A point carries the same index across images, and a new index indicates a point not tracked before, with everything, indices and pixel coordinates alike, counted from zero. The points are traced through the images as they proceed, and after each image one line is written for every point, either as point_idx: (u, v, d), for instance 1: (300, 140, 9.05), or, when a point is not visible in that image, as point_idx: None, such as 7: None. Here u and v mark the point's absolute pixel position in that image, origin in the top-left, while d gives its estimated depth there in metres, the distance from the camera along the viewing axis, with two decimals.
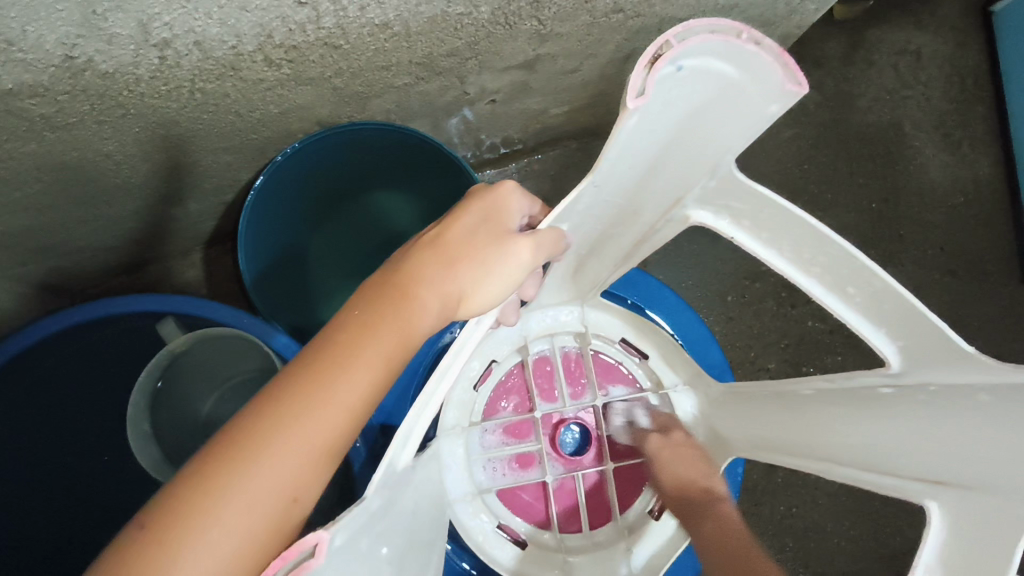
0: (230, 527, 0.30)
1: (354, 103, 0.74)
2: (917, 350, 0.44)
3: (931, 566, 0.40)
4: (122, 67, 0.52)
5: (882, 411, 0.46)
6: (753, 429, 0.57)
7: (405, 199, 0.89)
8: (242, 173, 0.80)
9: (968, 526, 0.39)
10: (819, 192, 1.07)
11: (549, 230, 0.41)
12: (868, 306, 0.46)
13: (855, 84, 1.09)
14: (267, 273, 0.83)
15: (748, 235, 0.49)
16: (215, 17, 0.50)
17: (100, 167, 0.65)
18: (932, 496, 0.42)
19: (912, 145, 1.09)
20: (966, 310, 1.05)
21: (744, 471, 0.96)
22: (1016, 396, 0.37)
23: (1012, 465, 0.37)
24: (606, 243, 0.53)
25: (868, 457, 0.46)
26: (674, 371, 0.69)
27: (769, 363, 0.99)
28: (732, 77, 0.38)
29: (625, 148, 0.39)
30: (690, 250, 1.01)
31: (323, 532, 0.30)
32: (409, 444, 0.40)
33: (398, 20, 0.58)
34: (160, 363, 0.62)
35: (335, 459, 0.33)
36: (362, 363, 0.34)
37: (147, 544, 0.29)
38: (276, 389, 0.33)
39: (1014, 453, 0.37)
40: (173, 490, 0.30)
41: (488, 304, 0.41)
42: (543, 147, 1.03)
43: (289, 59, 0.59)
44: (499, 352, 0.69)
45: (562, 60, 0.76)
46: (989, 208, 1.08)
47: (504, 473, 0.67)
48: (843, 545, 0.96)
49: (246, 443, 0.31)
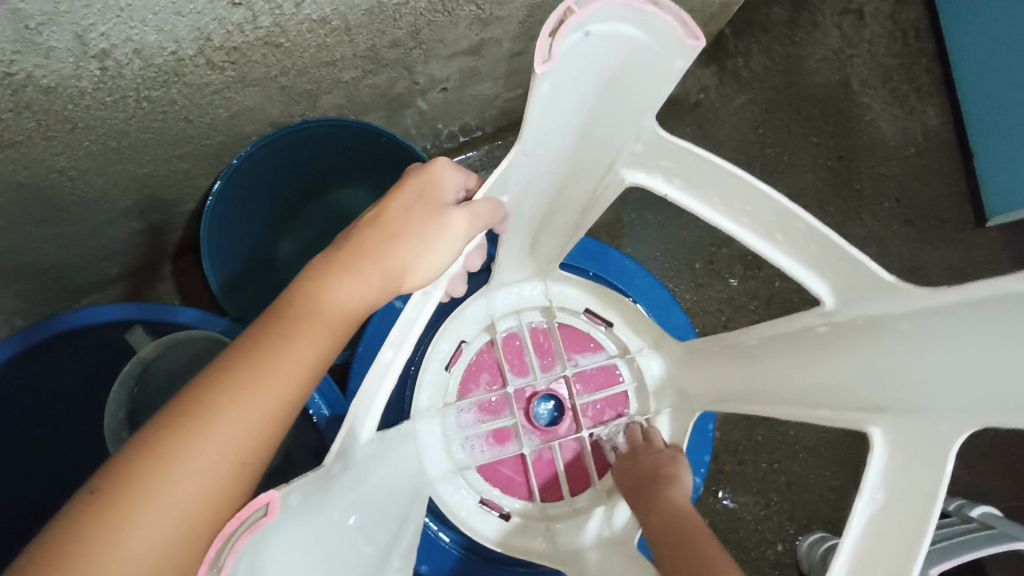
0: (180, 490, 0.31)
1: (304, 101, 0.74)
2: (844, 285, 0.46)
3: (878, 486, 0.42)
4: (64, 81, 0.53)
5: (824, 350, 0.48)
6: (715, 384, 0.60)
7: (367, 193, 0.90)
8: (201, 180, 0.81)
9: (907, 445, 0.42)
10: (775, 155, 1.09)
11: (484, 201, 0.43)
12: (797, 249, 0.48)
13: (801, 46, 1.12)
14: (236, 278, 0.84)
15: (681, 191, 0.50)
16: (151, 24, 0.51)
17: (56, 185, 0.66)
18: (874, 423, 0.45)
19: (861, 102, 1.12)
20: (926, 257, 1.08)
21: (724, 432, 0.99)
22: (930, 320, 0.40)
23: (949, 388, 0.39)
24: (553, 212, 0.55)
25: (817, 395, 0.49)
26: (639, 337, 0.71)
27: (740, 325, 1.02)
28: (638, 38, 0.39)
29: (544, 114, 0.40)
30: (655, 222, 1.03)
31: (274, 491, 0.30)
32: (372, 415, 0.42)
33: (336, 14, 0.59)
34: (133, 370, 0.64)
35: (285, 424, 0.35)
36: (305, 335, 0.36)
37: (98, 509, 0.30)
38: (225, 362, 0.34)
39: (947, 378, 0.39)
40: (122, 460, 0.31)
41: (430, 275, 0.43)
42: (503, 132, 1.04)
43: (232, 61, 0.60)
44: (467, 332, 0.71)
45: (507, 43, 0.78)
46: (940, 156, 1.11)
47: (482, 450, 0.69)
48: (826, 495, 0.99)
49: (196, 411, 0.32)
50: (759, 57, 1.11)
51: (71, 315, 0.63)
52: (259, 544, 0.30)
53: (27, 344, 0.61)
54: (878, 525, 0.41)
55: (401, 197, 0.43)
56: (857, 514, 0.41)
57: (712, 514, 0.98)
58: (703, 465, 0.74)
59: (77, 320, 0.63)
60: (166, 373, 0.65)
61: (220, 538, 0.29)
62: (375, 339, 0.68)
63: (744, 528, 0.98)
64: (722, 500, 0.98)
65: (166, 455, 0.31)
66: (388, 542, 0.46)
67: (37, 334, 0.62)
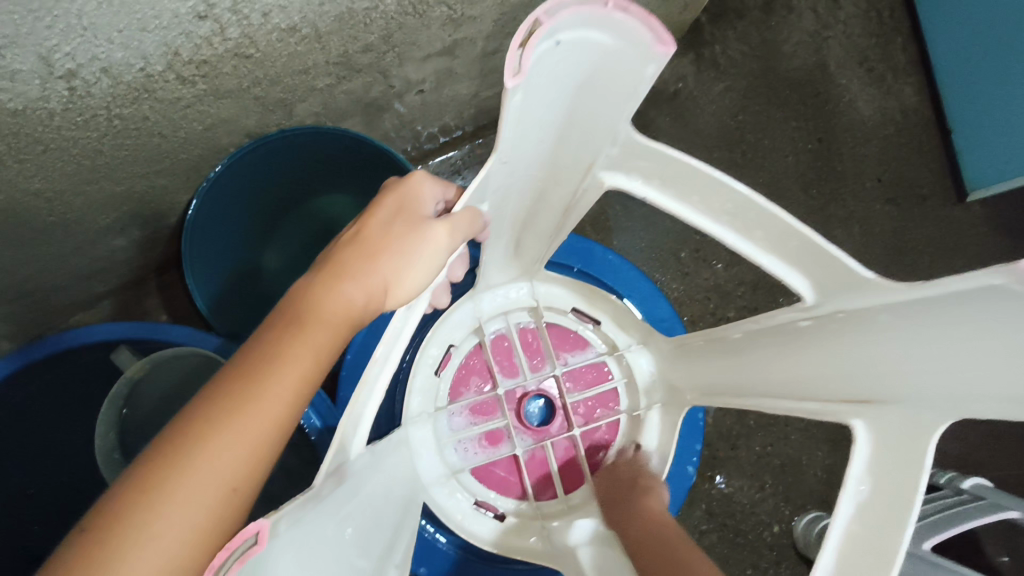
0: (171, 521, 0.30)
1: (280, 110, 0.74)
2: (825, 281, 0.47)
3: (862, 478, 0.43)
4: (31, 103, 0.52)
5: (806, 342, 0.50)
6: (704, 379, 0.62)
7: (350, 199, 0.89)
8: (180, 194, 0.80)
9: (889, 436, 0.44)
10: (755, 140, 1.10)
11: (465, 210, 0.42)
12: (775, 246, 0.49)
13: (777, 31, 1.12)
14: (222, 293, 0.83)
15: (661, 193, 0.50)
16: (116, 41, 0.50)
17: (32, 207, 0.65)
18: (857, 415, 0.46)
19: (839, 84, 1.12)
20: (909, 235, 1.08)
21: (718, 418, 1.00)
22: (906, 314, 0.42)
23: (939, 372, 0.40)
24: (534, 215, 0.55)
25: (801, 387, 0.51)
26: (627, 333, 0.72)
27: (728, 312, 1.02)
28: (607, 44, 0.39)
29: (517, 124, 0.40)
30: (640, 213, 1.03)
31: (263, 519, 0.30)
32: (362, 429, 0.42)
33: (305, 22, 0.58)
34: (121, 391, 0.63)
35: (275, 449, 0.35)
36: (291, 357, 0.36)
37: (89, 547, 0.29)
38: (211, 391, 0.34)
39: None
40: (115, 495, 0.31)
41: (413, 291, 0.44)
42: (484, 130, 1.04)
43: (203, 74, 0.59)
44: (455, 336, 0.71)
45: (481, 42, 0.77)
46: (918, 135, 1.12)
47: (475, 452, 0.69)
48: (820, 476, 1.00)
49: (184, 441, 0.32)
50: (735, 44, 1.11)
51: (63, 336, 0.62)
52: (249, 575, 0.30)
53: (18, 366, 0.61)
54: (864, 513, 0.42)
55: (379, 216, 0.43)
56: (844, 504, 0.43)
57: (708, 500, 0.98)
58: (695, 454, 0.74)
59: (68, 341, 0.62)
60: (153, 392, 0.65)
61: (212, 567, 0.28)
62: (364, 347, 0.68)
63: (741, 512, 0.99)
64: (718, 486, 0.99)
65: (156, 486, 0.31)
66: (382, 553, 0.46)
67: (30, 356, 0.62)
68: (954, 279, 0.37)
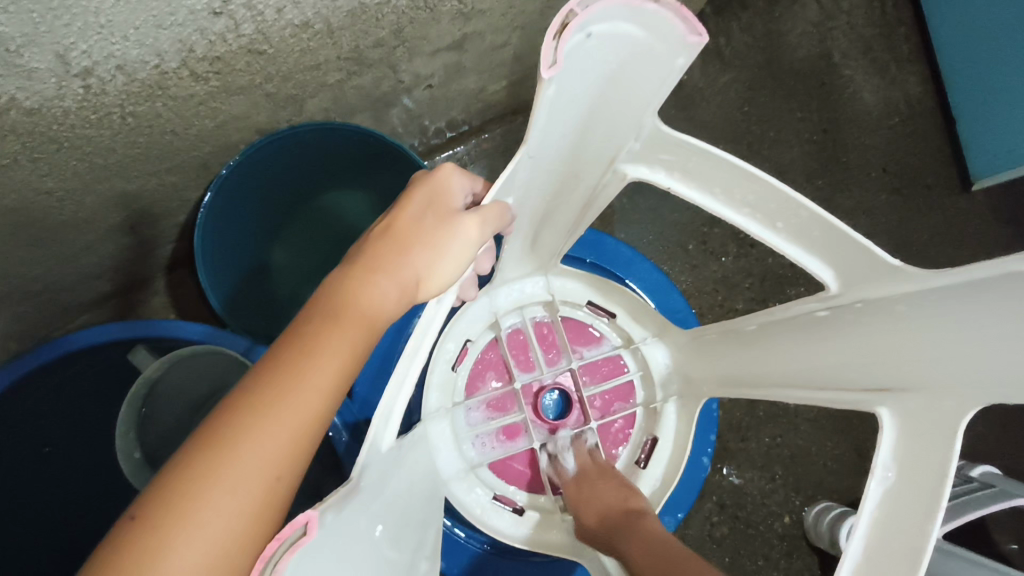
0: (217, 509, 0.31)
1: (290, 107, 0.74)
2: (850, 271, 0.48)
3: (889, 465, 0.43)
4: (47, 102, 0.51)
5: (825, 332, 0.51)
6: (720, 369, 0.62)
7: (359, 196, 0.89)
8: (190, 192, 0.80)
9: (914, 423, 0.44)
10: (761, 132, 1.09)
11: (492, 204, 0.44)
12: (798, 236, 0.49)
13: (781, 21, 1.12)
14: (234, 291, 0.83)
15: (685, 184, 0.50)
16: (132, 38, 0.50)
17: (44, 207, 0.65)
18: (882, 403, 0.46)
19: (843, 74, 1.12)
20: (915, 225, 1.08)
21: (727, 410, 1.00)
22: (930, 301, 0.42)
23: (965, 358, 0.41)
24: (555, 209, 0.56)
25: (823, 377, 0.51)
26: (642, 326, 0.72)
27: (736, 303, 1.03)
28: (638, 36, 0.39)
29: (549, 116, 0.41)
30: (647, 206, 1.03)
31: (312, 511, 0.32)
32: (391, 424, 0.42)
33: (318, 18, 0.58)
34: (140, 389, 0.63)
35: (316, 439, 0.35)
36: (329, 348, 0.36)
37: (138, 534, 0.30)
38: (251, 381, 0.34)
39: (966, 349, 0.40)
40: (160, 483, 0.31)
41: (444, 283, 0.44)
42: (490, 124, 1.03)
43: (216, 71, 0.59)
44: (472, 331, 0.72)
45: (490, 36, 0.77)
46: (923, 124, 1.12)
47: (492, 446, 0.70)
48: (830, 466, 1.01)
49: (228, 430, 0.32)
50: (740, 35, 1.10)
51: (72, 336, 0.62)
52: (300, 564, 0.32)
53: (26, 371, 0.61)
54: (891, 502, 0.42)
55: (411, 209, 0.44)
56: (871, 493, 0.43)
57: (719, 492, 0.99)
58: (710, 445, 0.75)
59: (78, 342, 0.62)
60: (171, 387, 0.64)
61: (265, 554, 0.30)
62: (391, 350, 0.70)
63: (752, 503, 0.99)
64: (728, 478, 0.99)
65: (202, 473, 0.31)
66: (412, 548, 0.46)
67: (37, 359, 0.61)
68: (977, 265, 0.37)
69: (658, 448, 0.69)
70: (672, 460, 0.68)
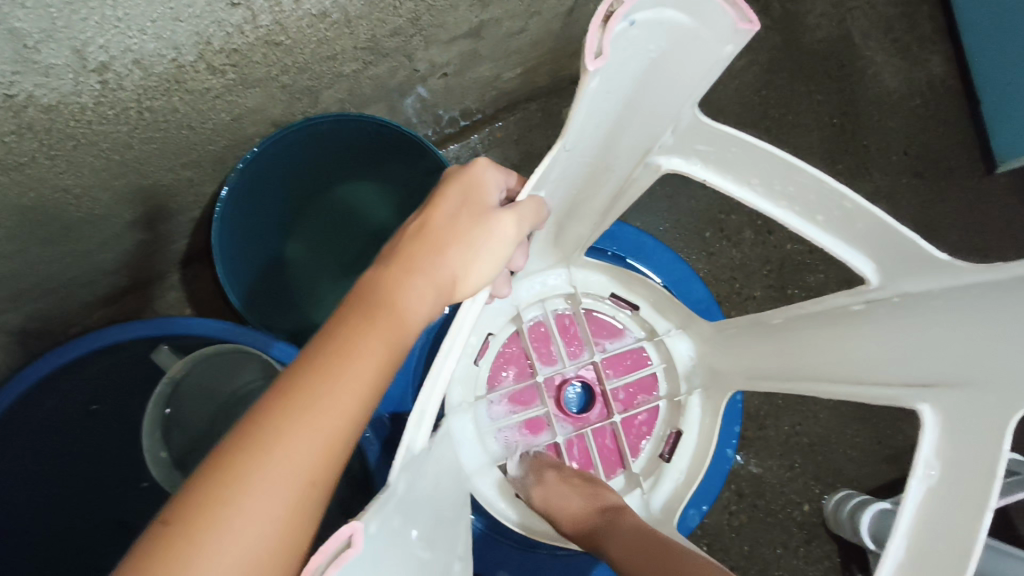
0: (250, 514, 0.30)
1: (306, 98, 0.72)
2: (892, 263, 0.47)
3: (931, 462, 0.42)
4: (64, 99, 0.51)
5: (859, 327, 0.50)
6: (747, 362, 0.61)
7: (375, 187, 0.88)
8: (205, 186, 0.79)
9: (953, 419, 0.42)
10: (780, 116, 1.07)
11: (527, 201, 0.44)
12: (838, 228, 0.48)
13: (800, 2, 1.08)
14: (252, 286, 0.82)
15: (720, 176, 0.49)
16: (150, 32, 0.49)
17: (62, 204, 0.64)
18: (924, 399, 0.45)
19: (863, 56, 1.10)
20: (936, 209, 1.06)
21: (745, 399, 1.00)
22: (968, 297, 0.41)
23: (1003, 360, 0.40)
24: (584, 202, 0.55)
25: (859, 373, 0.50)
26: (666, 318, 0.71)
27: (755, 291, 1.01)
28: (683, 23, 0.38)
29: (589, 108, 0.40)
30: (664, 193, 1.02)
31: (356, 523, 0.32)
32: (423, 425, 0.42)
33: (335, 7, 0.57)
34: (163, 391, 0.61)
35: (349, 444, 0.34)
36: (365, 352, 0.36)
37: (171, 540, 0.29)
38: (285, 384, 0.34)
39: (1009, 348, 0.39)
40: (191, 487, 0.31)
41: (477, 283, 0.43)
42: (503, 112, 1.01)
43: (233, 63, 0.58)
44: (494, 325, 0.71)
45: (507, 23, 0.75)
46: (947, 105, 1.09)
47: (516, 440, 0.69)
48: (849, 453, 1.00)
49: (261, 436, 0.32)
50: (758, 16, 1.07)
51: (100, 333, 0.62)
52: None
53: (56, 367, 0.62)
54: (932, 502, 0.41)
55: (445, 207, 0.43)
56: (913, 492, 0.41)
57: (738, 480, 0.98)
58: (734, 436, 0.74)
59: (106, 339, 0.63)
60: (194, 387, 0.64)
61: (310, 568, 0.30)
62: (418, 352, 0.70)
63: (771, 491, 0.98)
64: (746, 466, 0.99)
65: (235, 478, 0.31)
66: (444, 546, 0.45)
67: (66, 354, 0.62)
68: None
69: (682, 441, 0.69)
70: (697, 453, 0.67)
